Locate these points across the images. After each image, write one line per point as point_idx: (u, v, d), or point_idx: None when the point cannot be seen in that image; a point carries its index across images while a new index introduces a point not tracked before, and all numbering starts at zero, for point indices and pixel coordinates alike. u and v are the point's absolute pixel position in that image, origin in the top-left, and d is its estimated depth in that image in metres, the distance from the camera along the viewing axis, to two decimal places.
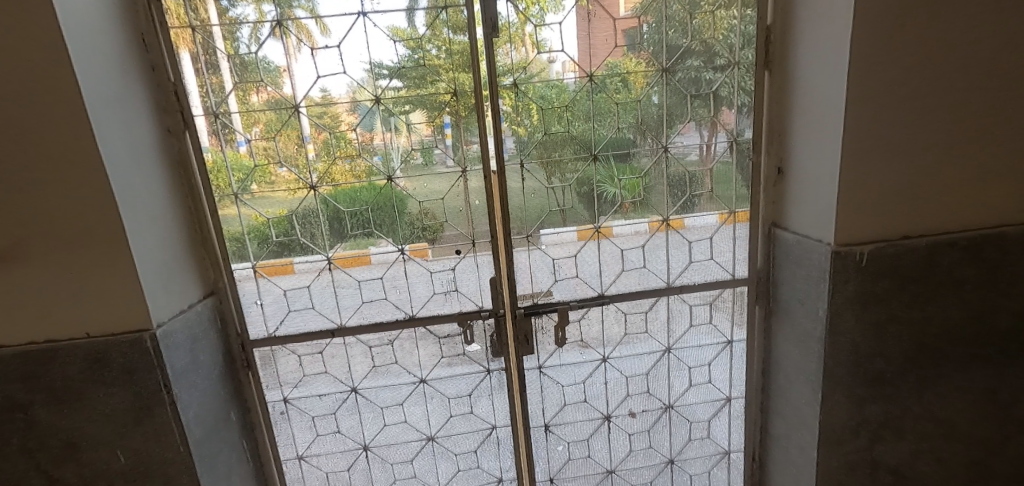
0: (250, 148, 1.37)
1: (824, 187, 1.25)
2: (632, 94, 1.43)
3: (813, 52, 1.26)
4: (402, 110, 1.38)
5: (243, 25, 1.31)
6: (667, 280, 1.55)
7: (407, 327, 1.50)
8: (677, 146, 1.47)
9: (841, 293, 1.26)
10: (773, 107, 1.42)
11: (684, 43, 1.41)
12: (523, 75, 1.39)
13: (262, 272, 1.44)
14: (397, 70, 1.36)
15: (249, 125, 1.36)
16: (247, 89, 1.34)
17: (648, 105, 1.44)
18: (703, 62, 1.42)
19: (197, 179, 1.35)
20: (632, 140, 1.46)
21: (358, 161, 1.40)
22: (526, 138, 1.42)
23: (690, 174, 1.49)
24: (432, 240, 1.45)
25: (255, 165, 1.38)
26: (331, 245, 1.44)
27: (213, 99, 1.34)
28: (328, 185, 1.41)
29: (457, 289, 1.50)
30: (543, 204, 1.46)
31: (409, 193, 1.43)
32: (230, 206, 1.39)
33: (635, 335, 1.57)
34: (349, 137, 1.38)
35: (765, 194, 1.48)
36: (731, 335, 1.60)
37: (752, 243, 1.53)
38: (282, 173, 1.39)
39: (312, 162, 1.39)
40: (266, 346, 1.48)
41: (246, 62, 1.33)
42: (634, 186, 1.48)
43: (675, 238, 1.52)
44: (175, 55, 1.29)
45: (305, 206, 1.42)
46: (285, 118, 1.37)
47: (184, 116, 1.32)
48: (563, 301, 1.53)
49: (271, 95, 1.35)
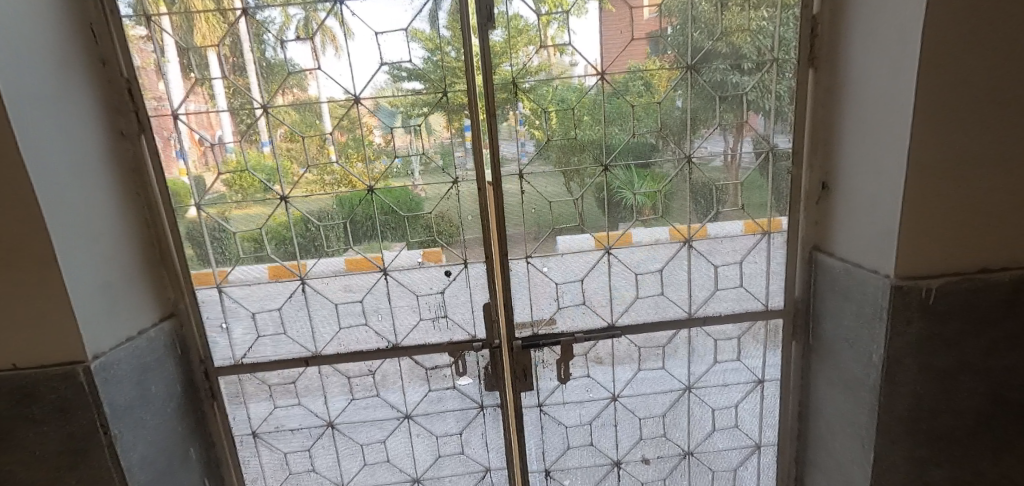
0: (274, 149, 1.21)
1: (881, 208, 1.05)
2: (654, 99, 1.24)
3: (870, 47, 1.05)
4: (422, 113, 1.21)
5: (270, 28, 1.16)
6: (689, 311, 1.34)
7: (390, 358, 1.33)
8: (699, 153, 1.27)
9: (902, 336, 1.05)
10: (819, 112, 1.22)
11: (710, 45, 1.21)
12: (542, 78, 1.21)
13: (268, 274, 1.27)
14: (418, 72, 1.19)
15: (274, 125, 1.20)
16: (286, 82, 1.18)
17: (671, 110, 1.24)
18: (730, 65, 1.22)
19: (186, 183, 1.21)
20: (653, 145, 1.26)
21: (378, 163, 1.23)
22: (545, 142, 1.24)
23: (714, 184, 1.29)
24: (447, 246, 1.27)
25: (279, 167, 1.22)
26: (342, 250, 1.27)
27: (239, 100, 1.18)
28: (346, 189, 1.24)
29: (446, 316, 1.31)
30: (553, 216, 1.27)
31: (427, 197, 1.25)
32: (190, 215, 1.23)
33: (652, 371, 1.37)
34: (370, 139, 1.22)
35: (805, 212, 1.27)
36: (762, 373, 1.39)
37: (790, 268, 1.32)
38: (305, 174, 1.23)
39: (335, 163, 1.23)
40: (232, 373, 1.32)
41: (273, 65, 1.17)
42: (653, 196, 1.28)
43: (698, 260, 1.32)
44: (153, 51, 1.14)
45: (319, 209, 1.25)
46: (310, 120, 1.20)
47: (162, 114, 1.17)
48: (567, 332, 1.34)
49: (297, 97, 1.19)
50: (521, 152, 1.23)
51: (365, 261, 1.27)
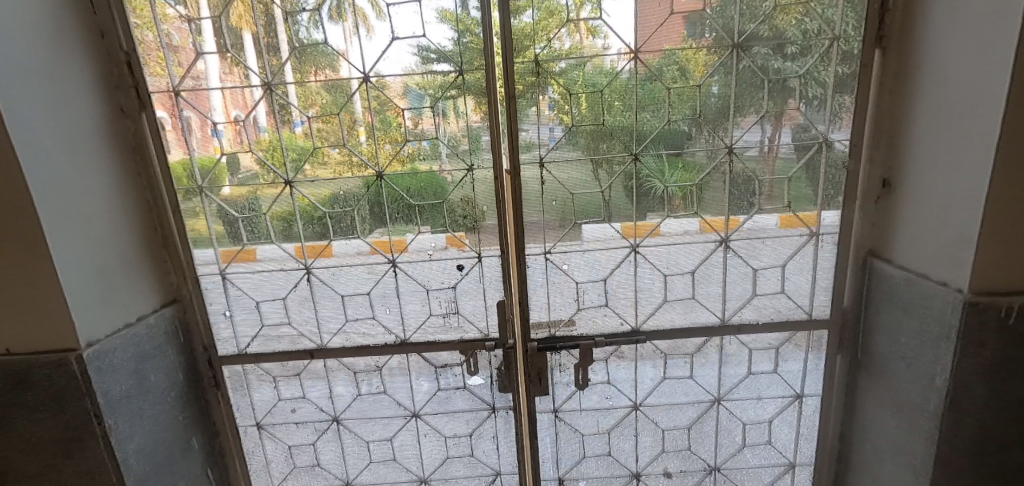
0: (308, 129, 1.13)
1: (956, 212, 0.93)
2: (690, 86, 1.11)
3: (954, 25, 0.92)
4: (449, 96, 1.12)
5: (303, 7, 1.07)
6: (722, 317, 1.23)
7: (397, 354, 1.25)
8: (736, 144, 1.14)
9: (973, 359, 0.94)
10: (885, 100, 1.09)
11: (754, 28, 1.09)
12: (574, 62, 1.10)
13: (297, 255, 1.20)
14: (447, 54, 1.09)
15: (307, 105, 1.12)
16: (322, 66, 1.10)
17: (707, 96, 1.12)
18: (771, 49, 1.09)
19: (224, 162, 1.15)
20: (688, 133, 1.14)
21: (405, 146, 1.14)
22: (574, 127, 1.13)
23: (749, 175, 1.16)
24: (472, 231, 1.18)
25: (311, 147, 1.14)
26: (370, 232, 1.18)
27: (273, 79, 1.11)
28: (371, 170, 1.15)
29: (458, 312, 1.23)
30: (583, 206, 1.17)
31: (452, 181, 1.16)
32: (189, 197, 1.16)
33: (679, 380, 1.27)
34: (398, 121, 1.13)
35: (861, 213, 1.15)
36: (801, 388, 1.28)
37: (840, 274, 1.20)
38: (335, 154, 1.15)
39: (361, 145, 1.14)
40: (236, 363, 1.26)
41: (306, 46, 1.09)
42: (688, 188, 1.16)
43: (735, 262, 1.20)
44: (191, 31, 1.08)
45: (346, 191, 1.17)
46: (341, 102, 1.12)
47: (196, 91, 1.11)
48: (586, 335, 1.24)
49: (329, 78, 1.11)
50: (547, 139, 1.13)
51: (371, 248, 1.19)
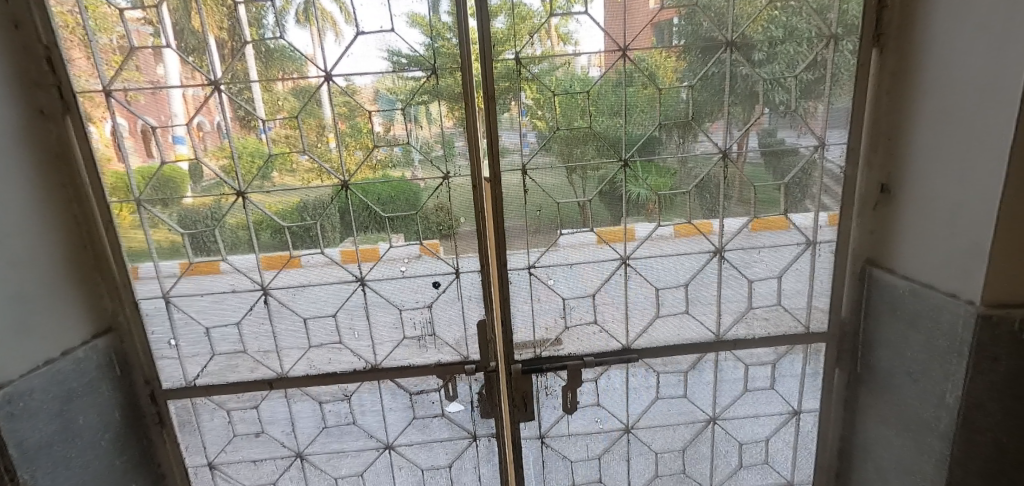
0: (273, 135, 1.01)
1: (966, 218, 0.88)
2: (659, 91, 1.04)
3: (961, 20, 0.87)
4: (420, 101, 1.01)
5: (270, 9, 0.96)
6: (716, 333, 1.15)
7: (367, 381, 1.13)
8: (699, 150, 1.07)
9: (987, 376, 0.88)
10: (882, 100, 1.03)
11: (722, 36, 1.02)
12: (546, 66, 1.01)
13: (263, 265, 1.06)
14: (418, 59, 0.99)
15: (274, 111, 1.00)
16: (286, 72, 0.99)
17: (675, 102, 1.04)
18: (739, 56, 1.03)
19: (185, 169, 1.02)
20: (657, 137, 1.06)
21: (376, 152, 1.03)
22: (547, 132, 1.04)
23: (714, 176, 1.08)
24: (447, 237, 1.07)
25: (273, 154, 1.02)
26: (338, 241, 1.06)
27: (237, 86, 0.99)
28: (339, 177, 1.04)
29: (434, 333, 1.12)
30: (563, 213, 1.07)
31: (426, 186, 1.05)
32: (131, 210, 1.03)
33: (672, 401, 1.19)
34: (367, 127, 1.02)
35: (860, 219, 1.09)
36: (799, 404, 1.21)
37: (838, 284, 1.14)
38: (303, 161, 1.03)
39: (333, 153, 1.03)
40: (184, 397, 1.12)
41: (273, 50, 0.98)
42: (659, 190, 1.08)
43: (730, 274, 1.12)
44: (149, 33, 0.96)
45: (316, 200, 1.05)
46: (308, 108, 1.01)
47: (130, 92, 0.98)
48: (575, 355, 1.14)
49: (297, 84, 0.99)
50: (531, 146, 1.04)
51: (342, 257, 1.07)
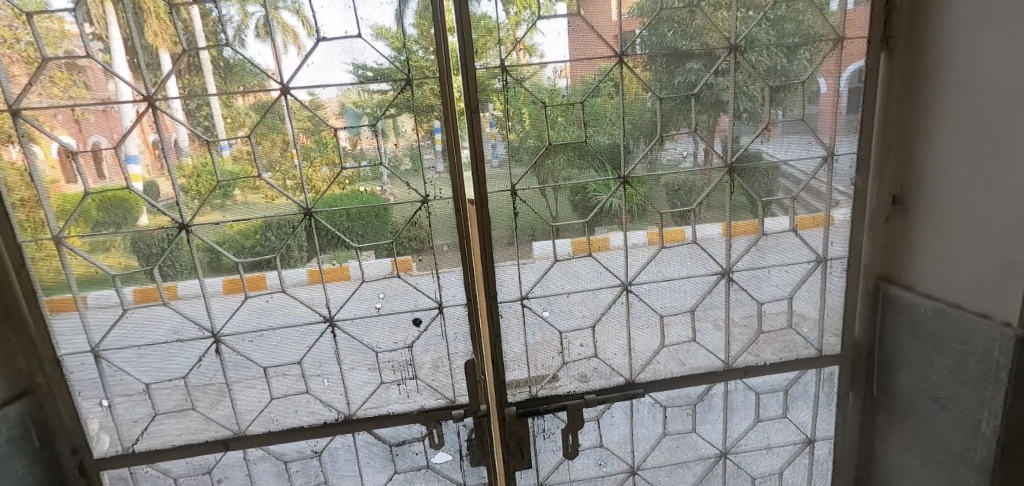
0: (237, 153, 0.88)
1: (998, 234, 0.80)
2: (622, 101, 0.93)
3: (984, 22, 0.79)
4: (388, 116, 0.89)
5: (231, 19, 0.83)
6: (725, 360, 1.06)
7: (340, 434, 1.00)
8: (665, 157, 0.96)
9: None
10: (892, 108, 0.96)
11: (684, 46, 0.92)
12: (511, 78, 0.89)
13: (224, 289, 0.91)
14: (382, 71, 0.87)
15: (234, 128, 0.87)
16: (252, 93, 0.86)
17: (641, 111, 0.94)
18: (701, 66, 0.93)
19: (137, 191, 0.87)
20: (620, 144, 0.94)
21: (344, 169, 0.90)
22: (518, 143, 0.92)
23: (682, 186, 0.98)
24: (420, 251, 0.94)
25: (238, 174, 0.88)
26: (303, 260, 0.92)
27: (195, 102, 0.85)
28: (308, 195, 0.90)
29: (416, 376, 0.99)
30: (547, 229, 0.96)
31: (392, 201, 0.92)
32: (82, 232, 0.87)
33: (680, 436, 1.08)
34: (332, 141, 0.89)
35: (871, 233, 1.01)
36: (813, 432, 1.13)
37: (849, 303, 1.06)
38: (267, 180, 0.89)
39: (301, 171, 0.89)
40: (122, 466, 0.96)
41: (232, 65, 0.84)
42: (631, 198, 0.97)
43: (738, 296, 1.03)
44: (98, 50, 0.82)
45: (278, 223, 0.91)
46: (273, 123, 0.87)
47: (42, 111, 0.83)
48: (574, 393, 1.03)
49: (258, 98, 0.86)
50: (511, 165, 0.93)
51: (310, 276, 0.93)
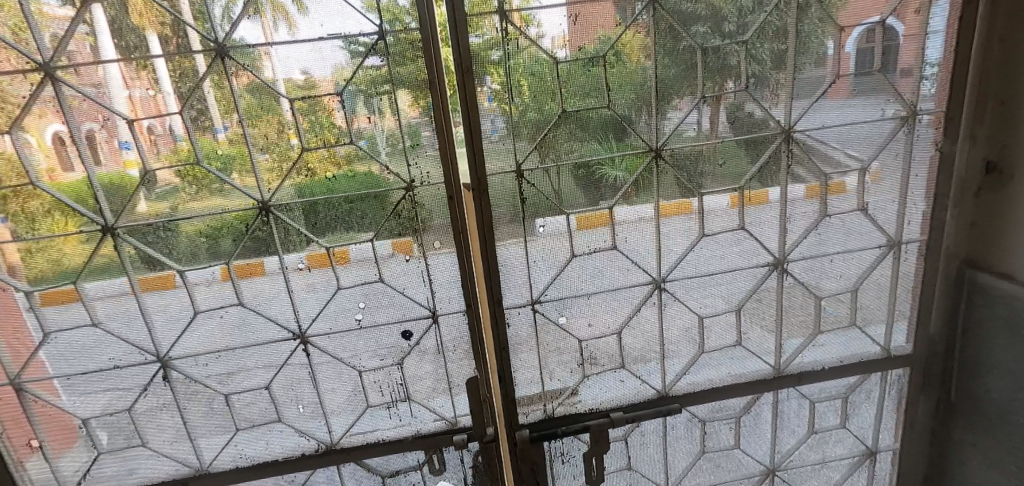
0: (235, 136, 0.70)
1: None
2: (626, 69, 0.74)
3: None
4: (382, 93, 0.71)
5: None
6: (775, 366, 0.90)
7: (323, 467, 0.84)
8: (668, 129, 0.77)
9: None
10: (993, 51, 0.77)
11: (688, 8, 0.72)
12: (506, 47, 0.71)
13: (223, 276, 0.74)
14: (360, 45, 0.69)
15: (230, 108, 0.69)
16: (202, 71, 0.67)
17: (645, 77, 0.74)
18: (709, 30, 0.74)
19: (43, 187, 0.68)
20: (631, 116, 0.76)
21: (339, 149, 0.72)
22: (519, 119, 0.74)
23: (693, 153, 0.78)
24: (416, 235, 0.76)
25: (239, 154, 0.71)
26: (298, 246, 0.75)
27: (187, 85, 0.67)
28: (304, 175, 0.72)
29: (409, 397, 0.83)
30: (558, 217, 0.78)
31: (386, 184, 0.74)
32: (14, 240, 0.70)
33: (721, 454, 0.93)
34: (334, 120, 0.71)
35: (956, 208, 0.84)
36: (875, 443, 0.97)
37: (925, 293, 0.88)
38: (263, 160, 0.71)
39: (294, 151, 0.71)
40: None
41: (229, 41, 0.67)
42: (637, 169, 0.78)
43: (792, 292, 0.86)
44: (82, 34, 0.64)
45: (236, 215, 0.73)
46: (268, 105, 0.70)
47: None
48: (597, 409, 0.87)
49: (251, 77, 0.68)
50: (513, 143, 0.74)
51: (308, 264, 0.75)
